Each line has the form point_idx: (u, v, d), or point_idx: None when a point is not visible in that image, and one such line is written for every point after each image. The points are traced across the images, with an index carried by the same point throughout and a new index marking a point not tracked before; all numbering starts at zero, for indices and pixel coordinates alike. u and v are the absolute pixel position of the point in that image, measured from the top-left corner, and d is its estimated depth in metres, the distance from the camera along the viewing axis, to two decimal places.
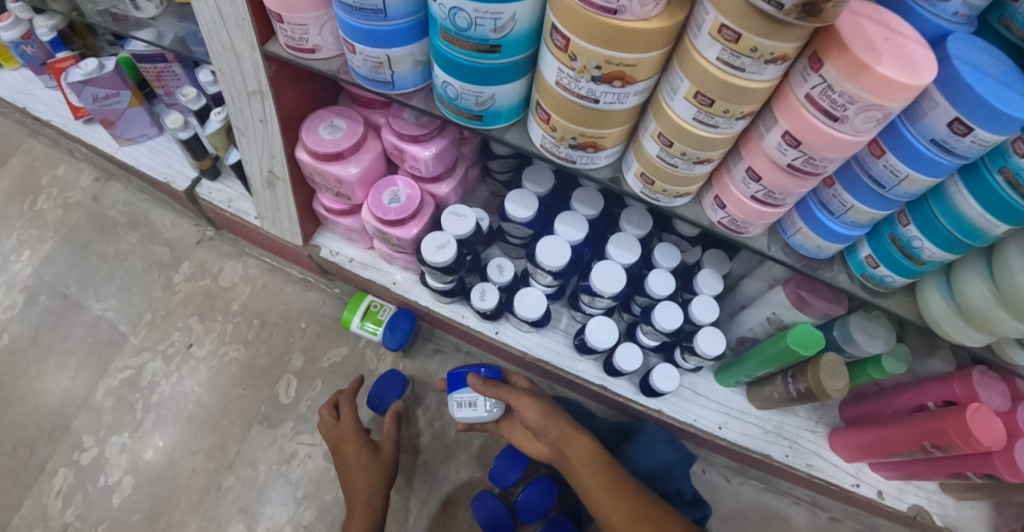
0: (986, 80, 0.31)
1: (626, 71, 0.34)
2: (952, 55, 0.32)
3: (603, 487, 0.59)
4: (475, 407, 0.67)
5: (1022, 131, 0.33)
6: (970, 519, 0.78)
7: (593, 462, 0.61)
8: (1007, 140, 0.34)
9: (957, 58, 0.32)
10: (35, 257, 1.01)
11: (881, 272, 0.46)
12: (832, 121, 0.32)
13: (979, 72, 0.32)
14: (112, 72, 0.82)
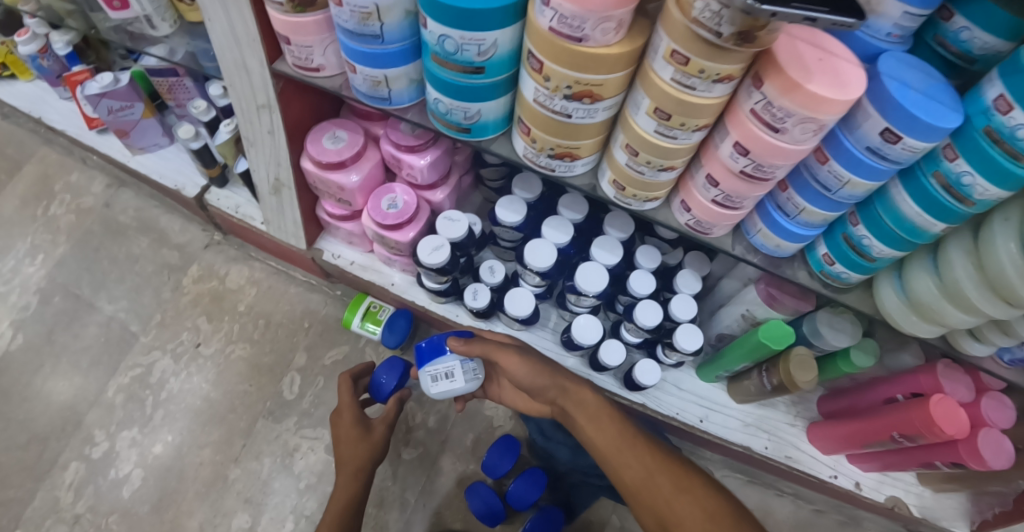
0: (911, 95, 0.36)
1: (593, 90, 0.38)
2: (882, 72, 0.36)
3: (610, 438, 0.58)
4: (450, 377, 0.68)
5: (952, 137, 0.38)
6: (944, 510, 0.82)
7: (597, 413, 0.60)
8: (939, 146, 0.39)
9: (886, 75, 0.36)
10: (48, 261, 1.05)
11: (837, 269, 0.51)
12: (775, 132, 0.36)
13: (905, 88, 0.36)
14: (126, 85, 0.87)
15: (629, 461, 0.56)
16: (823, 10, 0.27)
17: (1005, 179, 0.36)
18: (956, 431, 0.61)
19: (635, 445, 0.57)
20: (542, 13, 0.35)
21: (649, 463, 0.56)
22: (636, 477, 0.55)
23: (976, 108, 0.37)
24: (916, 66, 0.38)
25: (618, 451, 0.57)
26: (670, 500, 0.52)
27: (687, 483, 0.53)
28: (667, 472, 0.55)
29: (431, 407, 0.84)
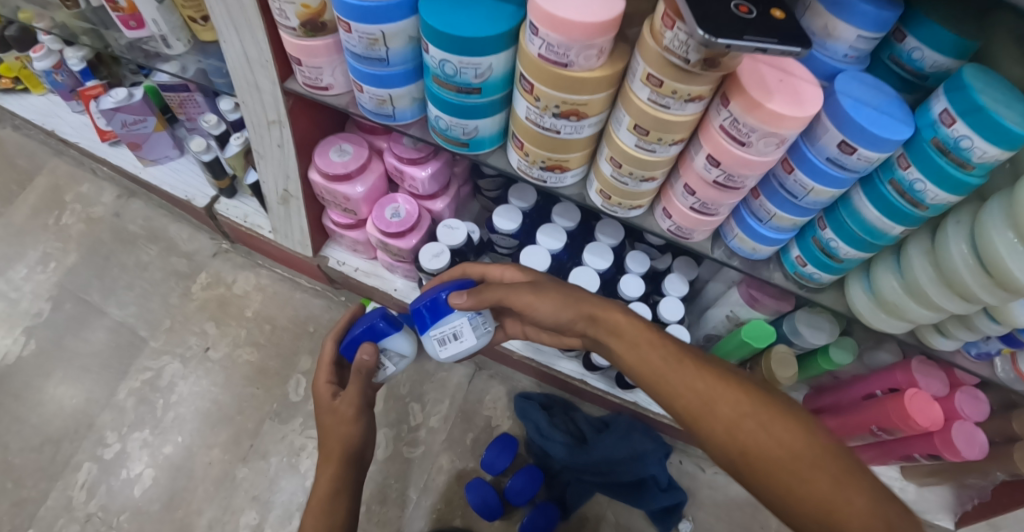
0: (864, 111, 0.40)
1: (579, 108, 0.42)
2: (838, 91, 0.40)
3: (651, 365, 0.48)
4: (459, 338, 0.59)
5: (905, 147, 0.42)
6: (926, 503, 0.85)
7: (635, 338, 0.51)
8: (894, 156, 0.43)
9: (842, 93, 0.40)
10: (60, 269, 1.09)
11: (809, 271, 0.54)
12: (742, 146, 0.40)
13: (859, 104, 0.40)
14: (140, 100, 0.91)
15: (675, 385, 0.46)
16: (772, 41, 0.31)
17: (952, 185, 0.41)
18: (930, 423, 0.64)
19: (680, 368, 0.47)
20: (531, 41, 0.39)
21: (700, 386, 0.45)
22: (682, 398, 0.45)
23: (926, 121, 0.41)
24: (870, 84, 0.42)
25: (657, 371, 0.48)
26: (736, 424, 0.42)
27: (752, 404, 0.43)
28: (726, 392, 0.44)
29: (432, 407, 0.88)
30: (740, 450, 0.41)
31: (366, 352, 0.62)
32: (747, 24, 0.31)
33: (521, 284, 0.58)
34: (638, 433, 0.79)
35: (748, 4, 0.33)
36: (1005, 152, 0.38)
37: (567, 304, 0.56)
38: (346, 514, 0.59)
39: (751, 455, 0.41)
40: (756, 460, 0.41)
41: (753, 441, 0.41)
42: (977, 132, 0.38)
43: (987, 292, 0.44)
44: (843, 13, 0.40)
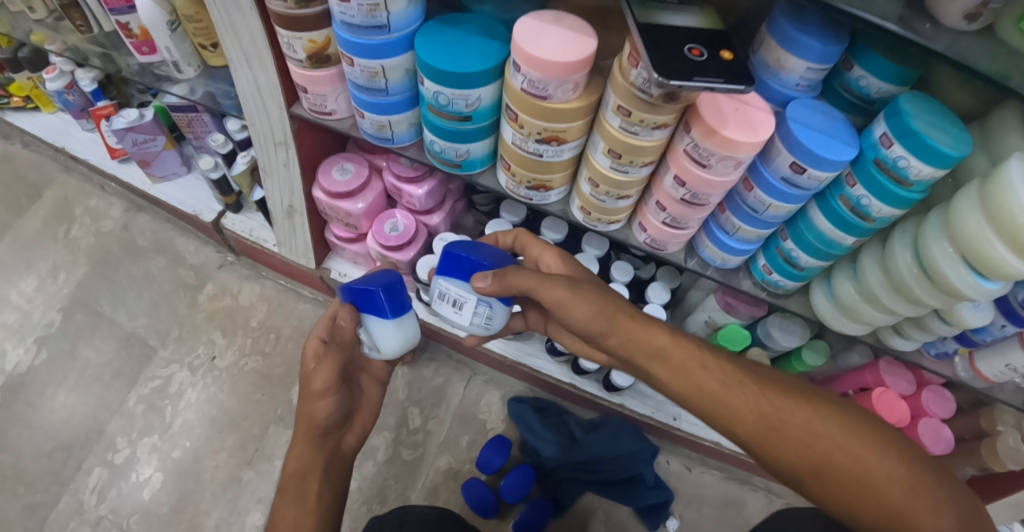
0: (812, 135, 0.44)
1: (559, 135, 0.47)
2: (789, 117, 0.45)
3: (714, 391, 0.51)
4: (456, 309, 0.60)
5: (852, 167, 0.47)
6: None
7: (683, 364, 0.53)
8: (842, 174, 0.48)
9: (792, 119, 0.45)
10: (71, 281, 1.13)
11: (775, 278, 0.59)
12: (704, 168, 0.45)
13: (808, 129, 0.45)
14: (150, 121, 0.96)
15: (742, 414, 0.50)
16: (718, 80, 0.36)
17: (895, 199, 0.45)
18: (896, 419, 0.70)
19: (742, 390, 0.50)
20: (515, 76, 0.44)
21: (767, 408, 0.49)
22: (753, 426, 0.49)
23: (869, 143, 0.45)
24: (820, 110, 0.47)
25: (719, 400, 0.50)
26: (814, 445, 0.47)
27: (820, 421, 0.48)
28: (796, 411, 0.49)
29: (430, 411, 0.92)
30: (818, 469, 0.47)
31: (343, 318, 0.60)
32: (698, 65, 0.36)
33: (557, 278, 0.53)
34: (626, 433, 0.83)
35: (700, 47, 0.38)
36: (937, 170, 0.42)
37: (603, 311, 0.54)
38: (323, 492, 0.59)
39: (830, 473, 0.47)
40: (836, 477, 0.46)
41: (833, 459, 0.47)
42: (913, 152, 0.42)
43: (932, 297, 0.49)
44: (794, 48, 0.45)
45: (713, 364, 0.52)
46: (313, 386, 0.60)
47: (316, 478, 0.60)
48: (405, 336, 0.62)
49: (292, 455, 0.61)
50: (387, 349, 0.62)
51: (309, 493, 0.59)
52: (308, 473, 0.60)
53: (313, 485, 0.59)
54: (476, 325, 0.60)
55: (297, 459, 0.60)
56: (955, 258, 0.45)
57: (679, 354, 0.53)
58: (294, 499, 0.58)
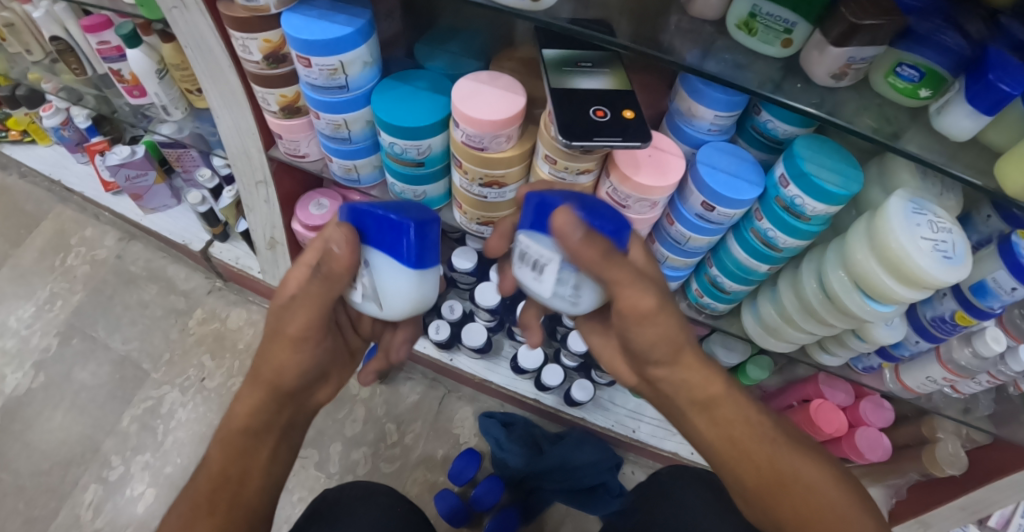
0: (719, 176, 0.50)
1: (498, 179, 0.54)
2: (699, 160, 0.51)
3: (746, 445, 0.53)
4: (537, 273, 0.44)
5: (759, 203, 0.53)
6: None
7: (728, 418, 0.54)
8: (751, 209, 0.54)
9: (701, 162, 0.51)
10: (67, 307, 1.18)
11: (706, 301, 0.65)
12: (624, 207, 0.52)
13: (715, 170, 0.51)
14: (142, 157, 1.02)
15: (777, 477, 0.52)
16: (617, 139, 0.43)
17: (796, 232, 0.51)
18: (833, 430, 0.76)
19: (781, 455, 0.53)
20: (455, 131, 0.50)
21: (786, 469, 0.52)
22: (782, 489, 0.52)
23: (772, 181, 0.51)
24: (730, 153, 0.53)
25: (754, 458, 0.53)
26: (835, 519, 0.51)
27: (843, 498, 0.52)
28: (812, 474, 0.53)
29: (407, 427, 0.97)
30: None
31: (337, 244, 0.45)
32: (600, 127, 0.44)
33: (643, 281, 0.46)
34: (589, 444, 0.89)
35: (604, 108, 0.45)
36: (829, 207, 0.48)
37: (671, 342, 0.51)
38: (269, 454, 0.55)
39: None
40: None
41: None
42: (805, 192, 0.48)
43: (837, 318, 0.55)
44: (701, 99, 0.51)
45: (756, 423, 0.54)
46: (288, 333, 0.52)
47: (267, 444, 0.55)
48: (416, 296, 0.50)
49: (243, 403, 0.55)
50: (390, 307, 0.50)
51: (255, 456, 0.54)
52: (261, 430, 0.55)
53: (261, 447, 0.55)
54: (560, 299, 0.45)
55: (247, 414, 0.54)
56: (849, 285, 0.52)
57: (725, 399, 0.54)
58: (236, 459, 0.54)
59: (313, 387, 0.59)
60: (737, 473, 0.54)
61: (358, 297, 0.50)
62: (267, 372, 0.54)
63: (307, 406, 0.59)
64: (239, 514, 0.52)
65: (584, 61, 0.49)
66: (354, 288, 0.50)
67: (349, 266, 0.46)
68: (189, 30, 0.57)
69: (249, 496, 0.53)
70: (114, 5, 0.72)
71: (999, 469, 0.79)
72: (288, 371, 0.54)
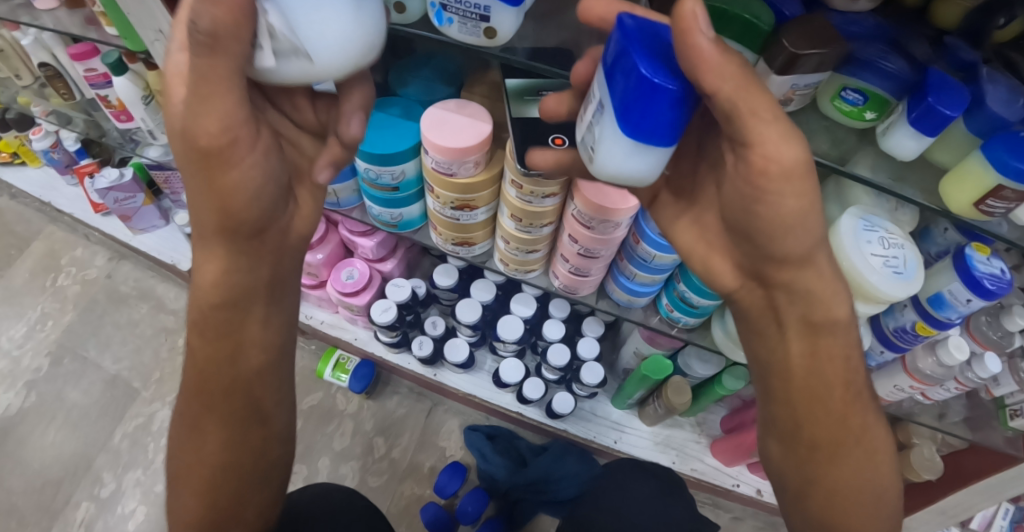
0: None
1: (470, 202, 0.57)
2: None
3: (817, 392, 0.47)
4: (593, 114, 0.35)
5: None
6: None
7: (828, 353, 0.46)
8: None
9: None
10: (58, 326, 1.19)
11: (677, 315, 0.67)
12: (588, 228, 0.54)
13: None
14: (130, 179, 1.04)
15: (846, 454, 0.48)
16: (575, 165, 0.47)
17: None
18: None
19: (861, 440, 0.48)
20: (426, 158, 0.53)
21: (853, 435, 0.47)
22: (846, 467, 0.48)
23: None
24: None
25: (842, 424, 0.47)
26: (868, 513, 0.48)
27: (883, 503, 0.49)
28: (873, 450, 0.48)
29: (394, 441, 0.99)
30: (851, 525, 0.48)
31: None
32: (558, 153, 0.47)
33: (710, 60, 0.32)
34: (570, 456, 0.91)
35: (563, 136, 0.48)
36: None
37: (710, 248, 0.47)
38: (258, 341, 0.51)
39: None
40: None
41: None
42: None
43: None
44: None
45: (862, 400, 0.48)
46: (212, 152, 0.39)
47: (252, 315, 0.50)
48: (348, 26, 0.33)
49: (210, 262, 0.46)
50: (315, 46, 0.33)
51: (243, 338, 0.50)
52: (239, 303, 0.49)
53: (247, 320, 0.50)
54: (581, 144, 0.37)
55: (219, 273, 0.47)
56: None
57: (835, 343, 0.46)
58: (222, 340, 0.49)
59: (275, 217, 0.47)
60: (809, 422, 0.48)
61: (274, 60, 0.34)
62: (208, 205, 0.43)
63: (290, 247, 0.50)
64: (235, 406, 0.51)
65: (545, 90, 0.51)
66: (261, 45, 0.33)
67: (238, 10, 0.31)
68: None
69: (247, 391, 0.51)
70: (99, 36, 0.73)
71: (980, 473, 0.81)
72: (240, 194, 0.42)
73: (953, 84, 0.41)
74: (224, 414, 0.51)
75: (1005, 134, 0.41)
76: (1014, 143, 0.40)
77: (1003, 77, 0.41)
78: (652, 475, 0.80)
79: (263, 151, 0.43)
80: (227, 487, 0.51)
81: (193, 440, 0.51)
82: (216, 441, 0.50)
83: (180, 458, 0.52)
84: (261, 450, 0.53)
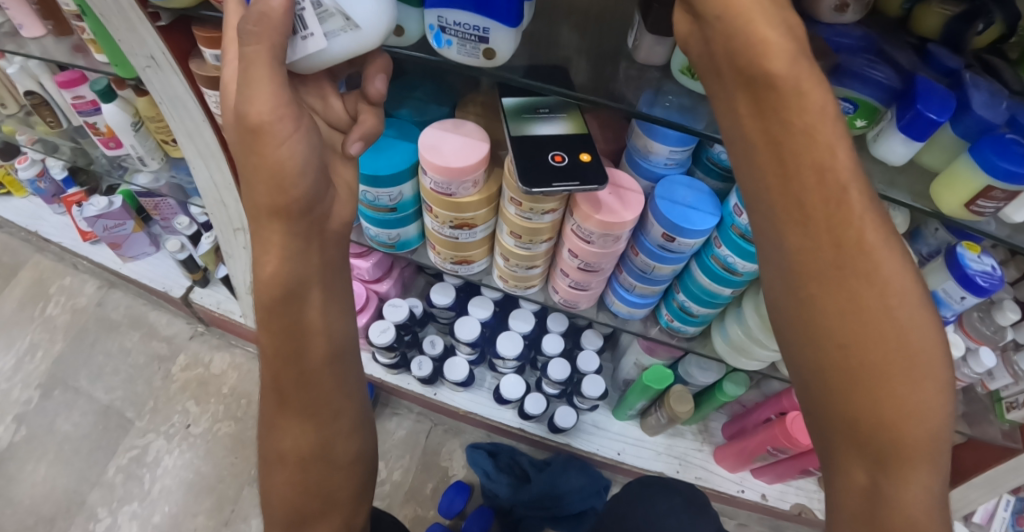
0: (676, 208, 0.51)
1: (468, 221, 0.57)
2: (656, 194, 0.52)
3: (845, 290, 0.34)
4: None
5: (717, 230, 0.53)
6: None
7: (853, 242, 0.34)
8: (711, 237, 0.53)
9: (660, 196, 0.52)
10: (47, 358, 1.17)
11: (676, 324, 0.67)
12: (588, 242, 0.54)
13: (673, 203, 0.51)
14: (120, 207, 1.03)
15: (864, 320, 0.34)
16: (575, 183, 0.47)
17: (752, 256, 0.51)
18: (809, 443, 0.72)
19: (887, 303, 0.34)
20: (424, 178, 0.53)
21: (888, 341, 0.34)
22: (862, 342, 0.34)
23: (728, 211, 0.51)
24: (688, 185, 0.53)
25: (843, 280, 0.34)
26: (913, 404, 0.34)
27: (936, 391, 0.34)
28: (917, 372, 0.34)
29: (393, 463, 0.98)
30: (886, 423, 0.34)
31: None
32: (559, 172, 0.48)
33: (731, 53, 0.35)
34: (572, 471, 0.91)
35: (562, 153, 0.49)
36: None
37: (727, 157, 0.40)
38: (314, 337, 0.47)
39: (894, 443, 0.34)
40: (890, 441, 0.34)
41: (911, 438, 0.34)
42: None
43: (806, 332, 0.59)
44: (656, 137, 0.51)
45: (885, 242, 0.34)
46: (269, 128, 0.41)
47: (312, 302, 0.46)
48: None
49: (268, 252, 0.44)
50: (349, 9, 0.37)
51: (309, 326, 0.47)
52: (297, 291, 0.45)
53: (307, 309, 0.46)
54: None
55: (278, 260, 0.44)
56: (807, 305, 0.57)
57: (840, 188, 0.34)
58: (285, 335, 0.46)
59: (323, 197, 0.46)
60: (804, 290, 0.36)
61: (325, 40, 0.39)
62: (260, 185, 0.42)
63: (332, 232, 0.48)
64: (312, 398, 0.49)
65: (542, 108, 0.52)
66: (312, 32, 0.39)
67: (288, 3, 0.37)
68: (164, 87, 0.60)
69: (318, 380, 0.48)
70: (88, 63, 0.73)
71: (980, 466, 0.82)
72: (288, 168, 0.42)
73: (938, 91, 0.41)
74: (299, 408, 0.49)
75: (992, 137, 0.41)
76: (1001, 145, 0.41)
77: (985, 81, 0.41)
78: (676, 492, 0.79)
79: (305, 129, 0.44)
80: (313, 476, 0.50)
81: (280, 433, 0.50)
82: (296, 433, 0.49)
83: (269, 449, 0.51)
84: (326, 443, 0.50)
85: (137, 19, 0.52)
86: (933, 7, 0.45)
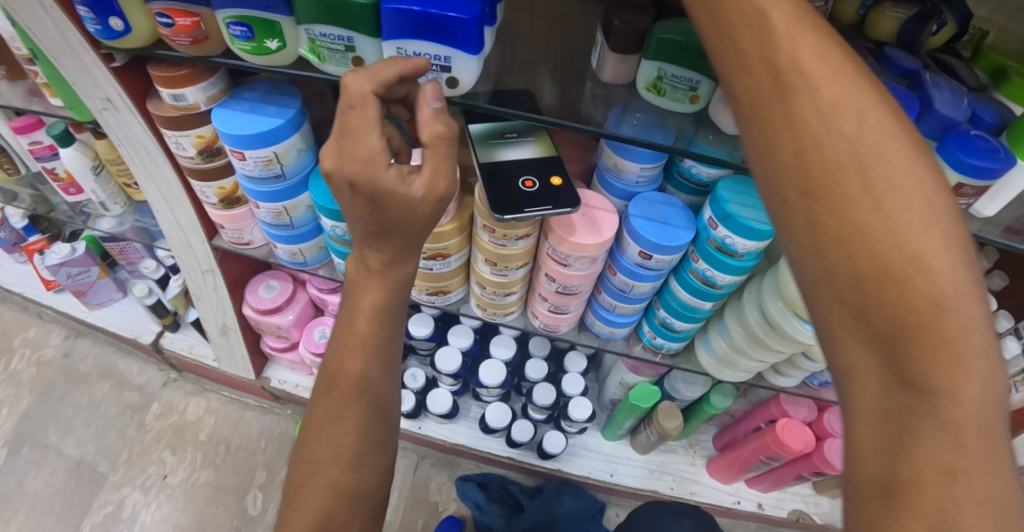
0: (652, 226, 0.50)
1: (441, 251, 0.56)
2: (630, 213, 0.51)
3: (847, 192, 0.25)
4: None
5: (692, 245, 0.52)
6: None
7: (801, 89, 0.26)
8: (687, 251, 0.53)
9: (633, 214, 0.51)
10: (13, 414, 1.11)
11: (659, 341, 0.66)
12: (564, 264, 0.53)
13: (648, 220, 0.51)
14: (83, 253, 0.99)
15: (852, 236, 0.25)
16: (547, 207, 0.47)
17: (730, 269, 0.50)
18: (801, 446, 0.71)
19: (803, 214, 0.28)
20: None
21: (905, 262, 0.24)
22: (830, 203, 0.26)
23: (702, 224, 0.50)
24: (660, 201, 0.52)
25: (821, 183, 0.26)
26: (904, 292, 0.24)
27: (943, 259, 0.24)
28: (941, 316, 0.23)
29: None
30: (893, 366, 0.24)
31: None
32: (530, 196, 0.47)
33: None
34: (566, 495, 0.89)
35: (531, 177, 0.48)
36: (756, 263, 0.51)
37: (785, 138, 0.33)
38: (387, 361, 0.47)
39: (909, 408, 0.24)
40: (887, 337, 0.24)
41: (935, 393, 0.23)
42: (734, 232, 0.47)
43: (782, 341, 0.56)
44: (626, 155, 0.51)
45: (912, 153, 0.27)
46: None
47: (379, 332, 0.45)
48: None
49: None
50: None
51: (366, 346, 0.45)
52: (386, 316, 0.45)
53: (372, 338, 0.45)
54: None
55: None
56: (788, 312, 0.52)
57: None
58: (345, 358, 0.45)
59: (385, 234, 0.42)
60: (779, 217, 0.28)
61: None
62: None
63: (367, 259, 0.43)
64: (348, 427, 0.46)
65: (508, 132, 0.51)
66: None
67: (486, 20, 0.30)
68: (122, 130, 0.58)
69: (365, 405, 0.47)
70: (44, 108, 0.70)
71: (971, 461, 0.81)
72: None
73: (901, 92, 0.40)
74: (335, 438, 0.47)
75: (956, 134, 0.40)
76: (964, 141, 0.40)
77: (944, 81, 0.42)
78: (686, 516, 0.78)
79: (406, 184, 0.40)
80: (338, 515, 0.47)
81: (310, 451, 0.47)
82: (337, 454, 0.46)
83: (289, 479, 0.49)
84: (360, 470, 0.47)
85: (91, 61, 0.50)
86: (888, 12, 0.45)
